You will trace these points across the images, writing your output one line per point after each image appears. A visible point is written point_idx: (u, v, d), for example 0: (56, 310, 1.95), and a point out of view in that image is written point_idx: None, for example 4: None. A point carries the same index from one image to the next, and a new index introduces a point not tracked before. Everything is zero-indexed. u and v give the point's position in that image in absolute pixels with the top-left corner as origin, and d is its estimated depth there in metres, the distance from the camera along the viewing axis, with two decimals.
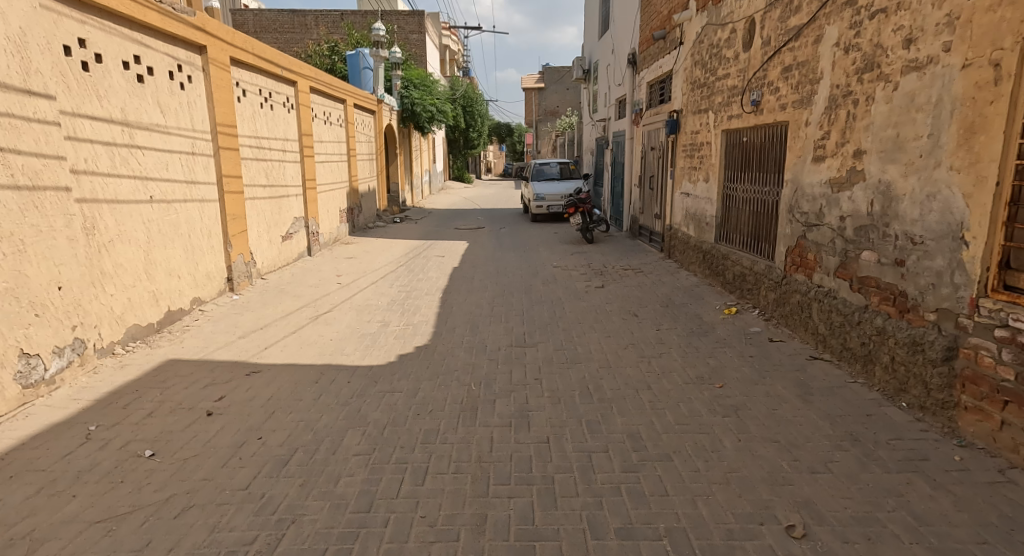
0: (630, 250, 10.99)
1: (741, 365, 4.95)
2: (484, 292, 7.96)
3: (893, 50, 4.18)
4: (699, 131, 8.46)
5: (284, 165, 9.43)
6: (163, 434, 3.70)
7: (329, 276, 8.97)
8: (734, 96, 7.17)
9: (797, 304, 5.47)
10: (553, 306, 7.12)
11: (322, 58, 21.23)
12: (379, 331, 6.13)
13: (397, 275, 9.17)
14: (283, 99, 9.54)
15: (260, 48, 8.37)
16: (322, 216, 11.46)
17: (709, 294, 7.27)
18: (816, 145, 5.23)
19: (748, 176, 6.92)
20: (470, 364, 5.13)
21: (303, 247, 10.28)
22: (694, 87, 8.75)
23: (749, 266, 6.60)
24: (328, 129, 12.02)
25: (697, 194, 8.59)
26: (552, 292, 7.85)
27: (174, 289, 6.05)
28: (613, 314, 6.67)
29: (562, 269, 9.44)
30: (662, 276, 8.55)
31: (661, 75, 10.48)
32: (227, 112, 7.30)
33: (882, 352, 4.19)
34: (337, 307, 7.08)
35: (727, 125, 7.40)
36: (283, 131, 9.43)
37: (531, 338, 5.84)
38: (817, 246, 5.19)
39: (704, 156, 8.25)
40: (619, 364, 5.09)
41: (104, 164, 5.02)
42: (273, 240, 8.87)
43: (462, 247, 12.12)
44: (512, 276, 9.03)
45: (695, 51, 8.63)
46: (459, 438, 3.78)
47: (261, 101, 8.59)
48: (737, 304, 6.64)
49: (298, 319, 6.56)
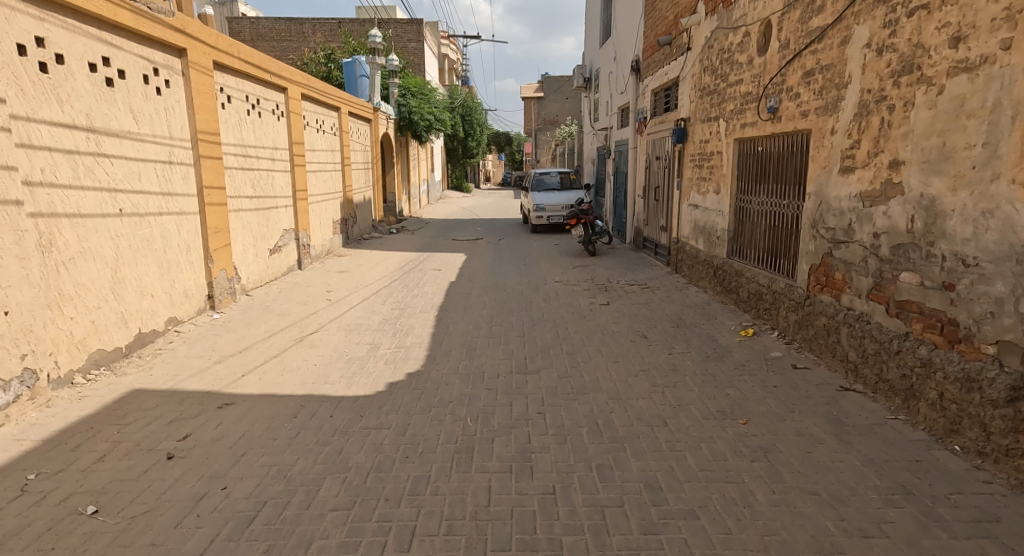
0: (635, 264, 10.56)
1: (765, 397, 4.49)
2: (484, 309, 7.50)
3: (937, 50, 3.77)
4: (709, 140, 8.04)
5: (272, 175, 9.00)
6: (112, 484, 3.24)
7: (319, 292, 8.52)
8: (748, 103, 6.74)
9: (823, 328, 5.03)
10: (556, 326, 6.66)
11: (318, 66, 20.89)
12: (368, 356, 5.67)
13: (392, 291, 8.71)
14: (272, 107, 9.11)
15: (246, 52, 7.97)
16: (314, 228, 11.01)
17: (722, 313, 6.82)
18: (843, 155, 4.81)
19: (764, 188, 6.49)
20: (466, 395, 4.67)
21: (292, 260, 9.83)
22: (702, 94, 8.35)
23: (766, 284, 6.16)
24: (321, 138, 11.62)
25: (706, 206, 8.16)
26: (555, 310, 7.39)
27: (147, 310, 5.60)
28: (620, 336, 6.21)
29: (564, 284, 8.98)
30: (670, 293, 8.11)
31: (667, 82, 10.08)
32: (209, 119, 6.87)
33: (927, 387, 3.74)
34: (326, 327, 6.63)
35: (739, 134, 6.99)
36: (272, 140, 9.02)
37: (533, 364, 5.37)
38: (846, 265, 4.76)
39: (714, 166, 7.83)
40: (631, 395, 4.63)
41: (64, 174, 4.58)
42: (259, 254, 8.41)
43: (459, 260, 11.67)
44: (512, 292, 8.58)
45: (703, 56, 8.23)
46: (452, 488, 3.31)
47: (247, 108, 8.17)
48: (753, 325, 6.20)
49: (281, 340, 6.09)
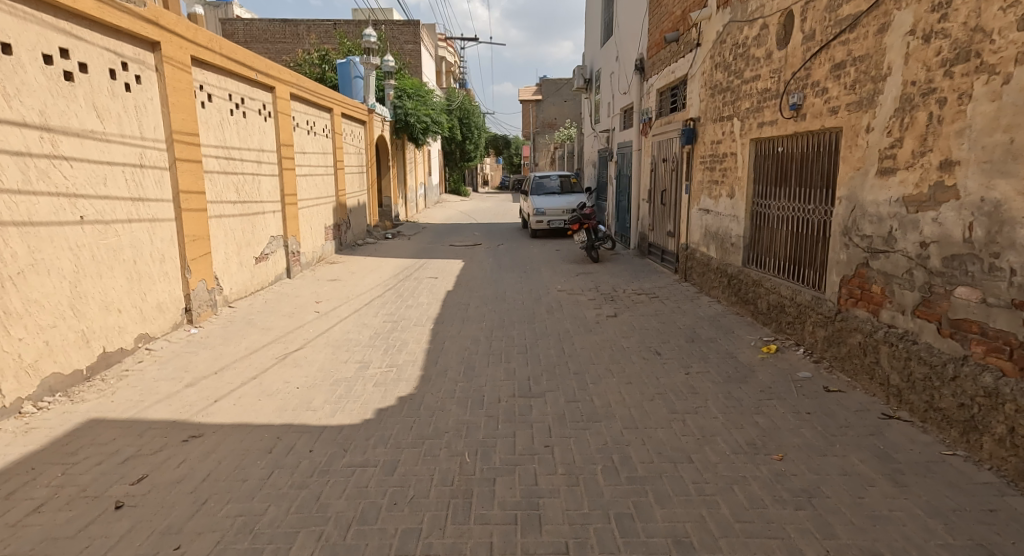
0: (641, 271, 10.09)
1: (800, 425, 4.00)
2: (483, 322, 7.01)
3: (1002, 34, 3.31)
4: (721, 141, 7.58)
5: (258, 179, 8.53)
6: (43, 545, 2.78)
7: (308, 303, 8.03)
8: (766, 100, 6.27)
9: (858, 346, 4.55)
10: (560, 341, 6.17)
11: (312, 68, 20.42)
12: (356, 376, 5.18)
13: (385, 301, 8.23)
14: (259, 107, 8.63)
15: (229, 48, 7.49)
16: (305, 235, 10.52)
17: (739, 326, 6.34)
18: (881, 154, 4.34)
19: (785, 191, 6.02)
20: (463, 425, 4.19)
21: (281, 268, 9.34)
22: (714, 92, 7.89)
23: (789, 295, 5.68)
24: (312, 140, 11.14)
25: (719, 211, 7.69)
26: (559, 323, 6.91)
27: (113, 327, 5.10)
28: (631, 353, 5.72)
29: (567, 294, 8.50)
30: (681, 303, 7.62)
31: (674, 81, 9.63)
32: (187, 119, 6.39)
33: (993, 419, 3.27)
34: (313, 343, 6.14)
35: (757, 134, 6.52)
36: (258, 142, 8.54)
37: (538, 387, 4.89)
38: (886, 277, 4.28)
39: (728, 168, 7.37)
40: (648, 423, 4.15)
41: (11, 177, 4.12)
42: (243, 263, 7.92)
43: (456, 267, 11.18)
44: (512, 302, 8.09)
45: (715, 52, 7.77)
46: (448, 545, 2.83)
47: (230, 107, 7.69)
48: (775, 340, 5.71)
49: (262, 358, 5.59)
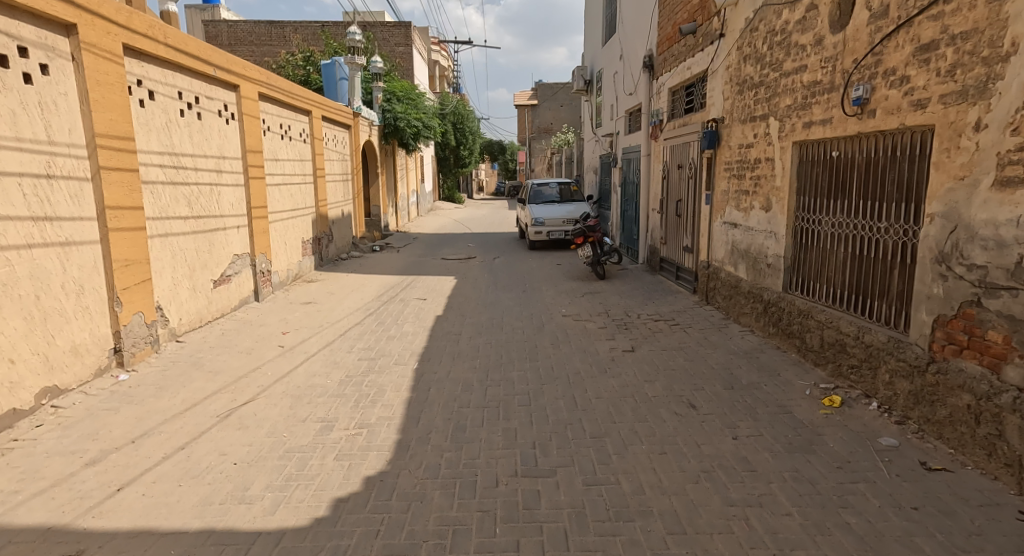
0: (654, 291, 9.04)
1: (909, 530, 2.92)
2: (476, 361, 5.92)
3: None
4: (753, 144, 6.56)
5: (218, 190, 7.45)
6: None
7: (273, 333, 6.94)
8: (815, 95, 5.24)
9: (967, 410, 3.48)
10: (570, 389, 5.09)
11: (296, 70, 19.40)
12: (315, 444, 4.09)
13: (364, 330, 7.15)
14: (219, 107, 7.56)
15: (178, 37, 6.44)
16: (278, 251, 9.43)
17: (784, 367, 5.29)
18: (1001, 159, 3.29)
19: (842, 204, 4.97)
20: (449, 527, 3.11)
21: (248, 291, 8.26)
22: (741, 88, 6.87)
23: (852, 333, 4.62)
24: (287, 145, 10.06)
25: (750, 226, 6.66)
26: (566, 361, 5.84)
27: (2, 384, 4.00)
28: (659, 407, 4.63)
29: (574, 321, 7.42)
30: (708, 334, 6.56)
31: (691, 78, 8.63)
32: (117, 120, 5.31)
33: None
34: (269, 391, 5.04)
35: (803, 136, 5.48)
36: (218, 147, 7.46)
37: (546, 462, 3.80)
38: (1012, 322, 3.23)
39: (763, 176, 6.33)
40: (697, 525, 3.06)
41: None
42: (197, 288, 6.82)
43: (447, 285, 10.10)
44: (511, 331, 7.00)
45: (744, 42, 6.76)
46: None
47: (181, 107, 6.63)
48: (835, 389, 4.64)
49: (201, 415, 4.49)
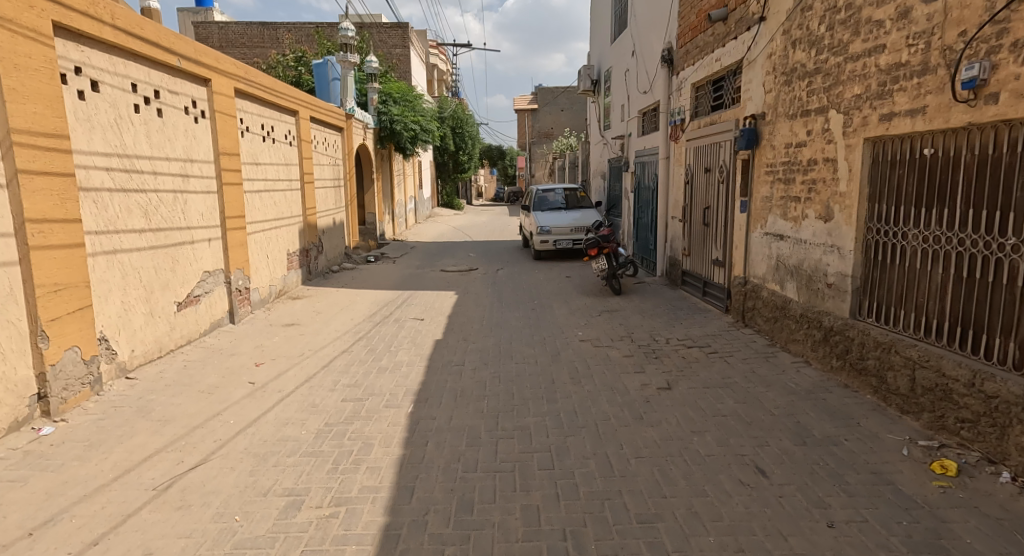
0: (679, 309, 8.06)
1: None
2: (482, 403, 4.92)
3: None
4: (806, 142, 5.61)
5: (184, 198, 6.47)
6: None
7: (246, 364, 5.95)
8: (898, 80, 4.30)
9: None
10: (601, 444, 4.11)
11: (286, 70, 18.52)
12: (275, 534, 3.10)
13: (351, 360, 6.16)
14: (187, 103, 6.61)
15: (133, 20, 5.52)
16: (259, 266, 8.45)
17: (863, 414, 4.31)
18: None
19: (938, 214, 4.02)
20: None
21: (221, 312, 7.27)
22: (789, 77, 5.94)
23: (964, 378, 3.66)
24: (270, 148, 9.10)
25: (802, 238, 5.71)
26: (590, 403, 4.85)
27: None
28: (717, 473, 3.64)
29: (594, 347, 6.44)
30: (755, 366, 5.58)
31: (721, 70, 7.70)
32: (43, 112, 4.35)
33: None
34: (227, 448, 4.05)
35: (879, 131, 4.53)
36: (184, 149, 6.50)
37: None
38: None
39: (820, 179, 5.38)
40: None
41: None
42: (157, 313, 5.85)
43: (447, 302, 9.13)
44: (522, 360, 6.02)
45: (793, 24, 5.83)
46: None
47: (138, 102, 5.68)
48: (941, 447, 3.68)
49: (132, 488, 3.49)
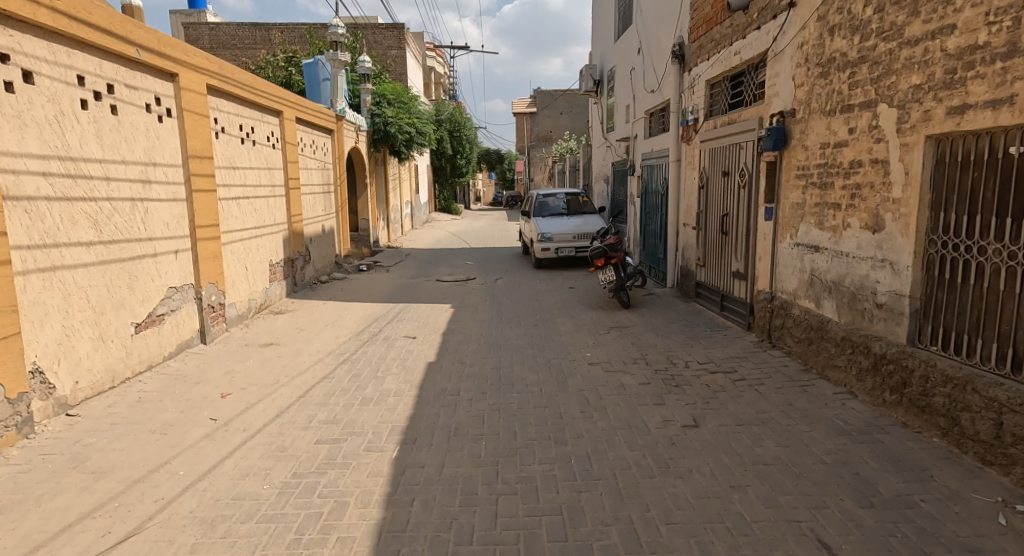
0: (695, 326, 7.36)
1: None
2: (479, 445, 4.21)
3: None
4: (848, 140, 4.91)
5: (143, 207, 5.75)
6: None
7: (211, 394, 5.24)
8: (973, 67, 3.63)
9: None
10: (624, 503, 3.41)
11: (276, 71, 17.89)
12: None
13: (331, 388, 5.44)
14: (149, 99, 5.92)
15: (79, 3, 4.84)
16: (236, 279, 7.74)
17: (937, 464, 3.60)
18: None
19: None
20: None
21: (190, 332, 6.55)
22: (824, 68, 5.26)
23: None
24: (249, 151, 8.38)
25: (844, 251, 5.00)
26: (606, 445, 4.14)
27: None
28: (770, 549, 2.94)
29: (606, 372, 5.73)
30: (791, 396, 4.87)
31: (740, 65, 7.03)
32: None
33: None
34: (168, 512, 3.35)
35: (946, 127, 3.84)
36: (145, 151, 5.79)
37: None
38: None
39: (867, 183, 4.68)
40: None
41: None
42: (111, 336, 5.15)
43: (442, 317, 8.41)
44: (524, 389, 5.31)
45: (830, 8, 5.16)
46: None
47: (87, 96, 4.99)
48: None
49: None
